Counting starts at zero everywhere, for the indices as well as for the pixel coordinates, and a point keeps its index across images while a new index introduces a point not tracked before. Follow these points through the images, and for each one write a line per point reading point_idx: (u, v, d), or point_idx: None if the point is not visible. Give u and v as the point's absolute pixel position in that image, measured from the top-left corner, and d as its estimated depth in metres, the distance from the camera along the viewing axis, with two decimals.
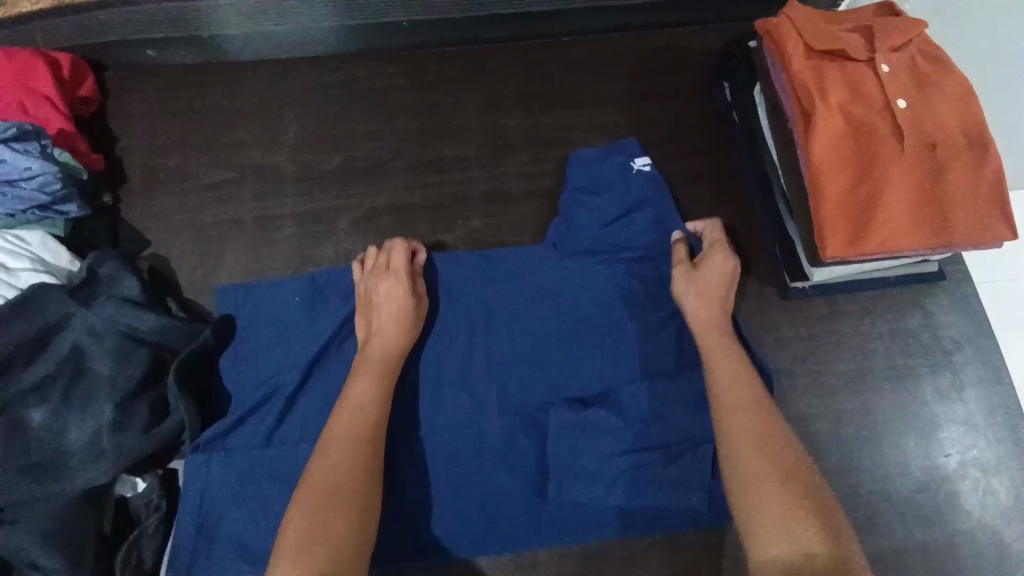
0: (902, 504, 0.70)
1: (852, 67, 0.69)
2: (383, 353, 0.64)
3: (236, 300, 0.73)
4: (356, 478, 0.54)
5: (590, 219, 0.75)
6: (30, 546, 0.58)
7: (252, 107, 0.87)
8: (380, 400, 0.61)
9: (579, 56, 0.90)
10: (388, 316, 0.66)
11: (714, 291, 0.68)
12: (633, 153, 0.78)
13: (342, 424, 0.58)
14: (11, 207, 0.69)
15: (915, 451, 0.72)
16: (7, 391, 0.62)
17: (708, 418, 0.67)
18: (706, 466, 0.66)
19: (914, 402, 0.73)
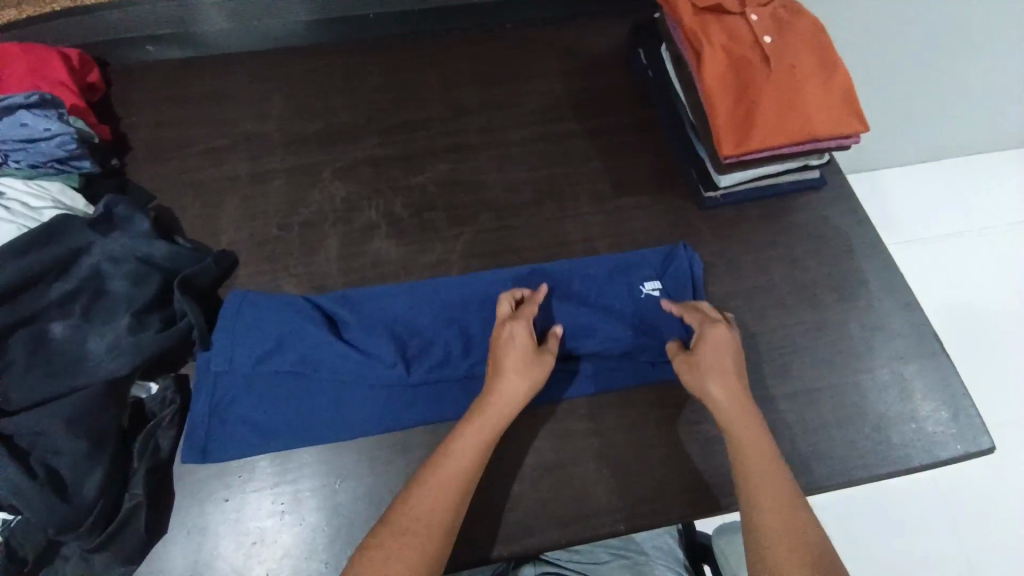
0: (836, 398, 0.80)
1: (729, 18, 0.88)
2: (500, 409, 0.67)
3: (255, 301, 0.78)
4: (437, 527, 0.60)
5: (586, 282, 0.83)
6: (56, 434, 0.66)
7: (239, 86, 0.98)
8: (475, 463, 0.64)
9: (522, 36, 1.05)
10: (512, 367, 0.69)
11: (714, 369, 0.71)
12: (645, 264, 0.85)
13: (438, 472, 0.63)
14: (34, 162, 0.80)
15: (841, 357, 0.82)
16: (34, 305, 0.72)
17: (646, 300, 0.82)
18: (645, 335, 0.80)
19: (831, 313, 0.85)
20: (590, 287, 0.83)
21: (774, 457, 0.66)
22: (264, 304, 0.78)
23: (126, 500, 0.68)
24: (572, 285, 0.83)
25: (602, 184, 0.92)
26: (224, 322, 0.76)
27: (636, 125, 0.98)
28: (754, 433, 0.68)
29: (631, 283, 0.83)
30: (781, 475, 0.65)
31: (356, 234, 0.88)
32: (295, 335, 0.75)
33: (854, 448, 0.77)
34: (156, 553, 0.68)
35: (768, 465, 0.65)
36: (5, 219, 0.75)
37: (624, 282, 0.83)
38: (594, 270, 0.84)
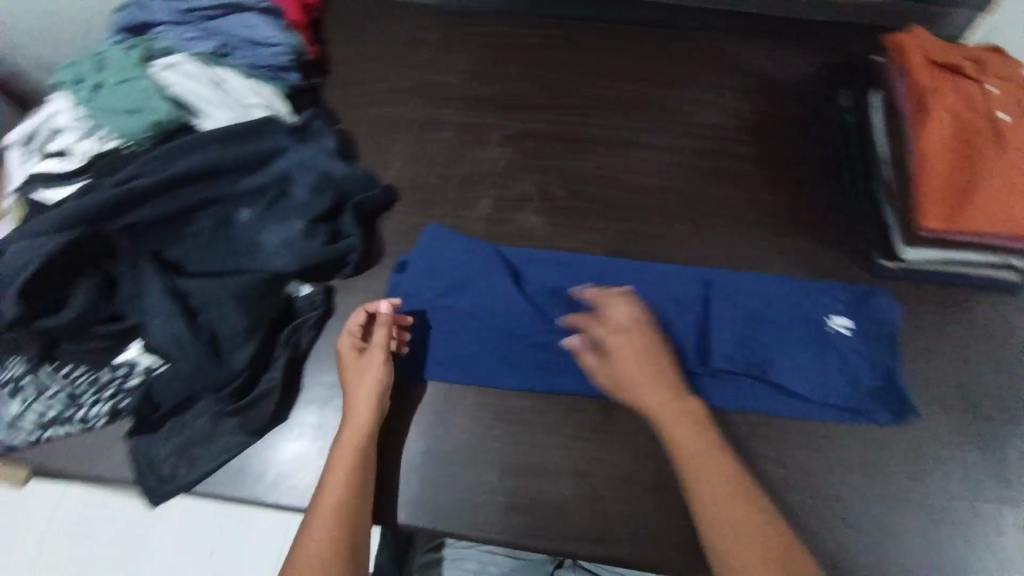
0: (971, 520, 0.72)
1: (964, 83, 0.79)
2: (354, 428, 0.70)
3: (449, 238, 0.85)
4: (334, 557, 0.62)
5: (772, 305, 0.80)
6: (224, 307, 0.73)
7: (432, 35, 1.02)
8: (354, 488, 0.67)
9: (719, 45, 0.99)
10: (365, 390, 0.72)
11: (635, 383, 0.70)
12: (838, 307, 0.80)
13: (320, 511, 0.65)
14: (254, 63, 0.87)
15: (988, 478, 0.74)
16: (227, 189, 0.79)
17: (834, 341, 0.78)
18: (818, 378, 0.76)
19: (990, 427, 0.76)
20: (779, 312, 0.79)
21: (707, 444, 0.66)
22: (454, 242, 0.84)
23: (261, 382, 0.75)
24: (761, 303, 0.80)
25: (768, 219, 0.87)
26: (421, 250, 0.84)
27: (821, 168, 0.90)
28: (692, 440, 0.66)
29: (820, 317, 0.79)
30: (713, 459, 0.65)
31: (508, 202, 0.89)
32: (482, 278, 0.81)
33: None
34: (275, 435, 0.75)
35: (720, 469, 0.64)
36: (223, 106, 0.81)
37: (813, 315, 0.79)
38: (785, 292, 0.81)
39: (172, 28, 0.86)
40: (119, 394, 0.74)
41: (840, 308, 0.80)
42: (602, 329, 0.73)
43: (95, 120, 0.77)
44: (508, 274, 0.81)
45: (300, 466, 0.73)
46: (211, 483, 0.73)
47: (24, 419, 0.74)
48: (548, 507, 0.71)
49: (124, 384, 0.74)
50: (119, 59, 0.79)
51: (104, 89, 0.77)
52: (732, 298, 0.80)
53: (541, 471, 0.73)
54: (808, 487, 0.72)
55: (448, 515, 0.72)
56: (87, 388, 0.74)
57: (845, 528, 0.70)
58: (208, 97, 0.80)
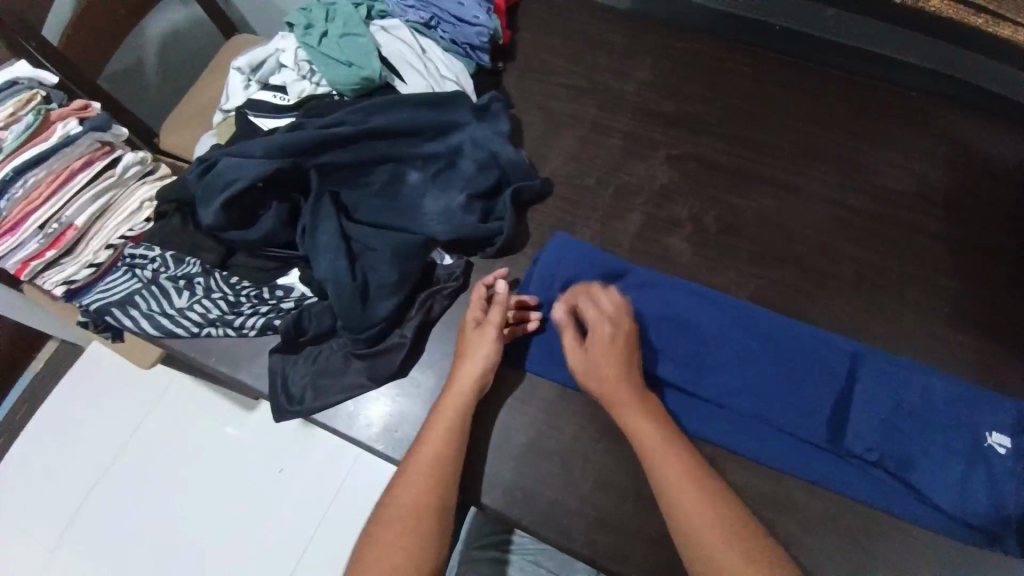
0: None
1: None
2: (456, 395, 0.72)
3: (577, 251, 0.84)
4: (421, 517, 0.63)
5: (917, 398, 0.72)
6: (380, 258, 0.78)
7: (618, 41, 1.02)
8: (450, 452, 0.68)
9: (925, 109, 0.91)
10: (478, 359, 0.73)
11: (603, 367, 0.69)
12: (1000, 422, 0.70)
13: (411, 468, 0.66)
14: (456, 39, 0.93)
15: None
16: (406, 150, 0.84)
17: (985, 459, 0.68)
18: (954, 491, 0.67)
19: None
20: (926, 410, 0.71)
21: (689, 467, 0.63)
22: (580, 256, 0.83)
23: (394, 334, 0.79)
24: (907, 394, 0.72)
25: (940, 307, 0.79)
26: (549, 256, 0.84)
27: (1017, 268, 0.81)
28: (655, 439, 0.65)
29: (974, 427, 0.70)
30: (699, 486, 0.61)
31: (659, 221, 0.88)
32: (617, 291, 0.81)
33: None
34: (391, 386, 0.78)
35: (684, 470, 0.62)
36: (422, 74, 0.88)
37: (960, 422, 0.71)
38: (936, 389, 0.73)
39: None
40: (273, 312, 0.81)
41: (1009, 425, 0.70)
42: (591, 309, 0.74)
43: (316, 64, 0.87)
44: (647, 299, 0.81)
45: (406, 421, 0.76)
46: (327, 415, 0.78)
47: (191, 314, 0.84)
48: (638, 537, 0.70)
49: (281, 304, 0.82)
50: (346, 13, 0.88)
51: (329, 38, 0.87)
52: (875, 379, 0.74)
53: (638, 499, 0.71)
54: None
55: (536, 511, 0.72)
56: (248, 300, 0.84)
57: None
58: (411, 63, 0.88)
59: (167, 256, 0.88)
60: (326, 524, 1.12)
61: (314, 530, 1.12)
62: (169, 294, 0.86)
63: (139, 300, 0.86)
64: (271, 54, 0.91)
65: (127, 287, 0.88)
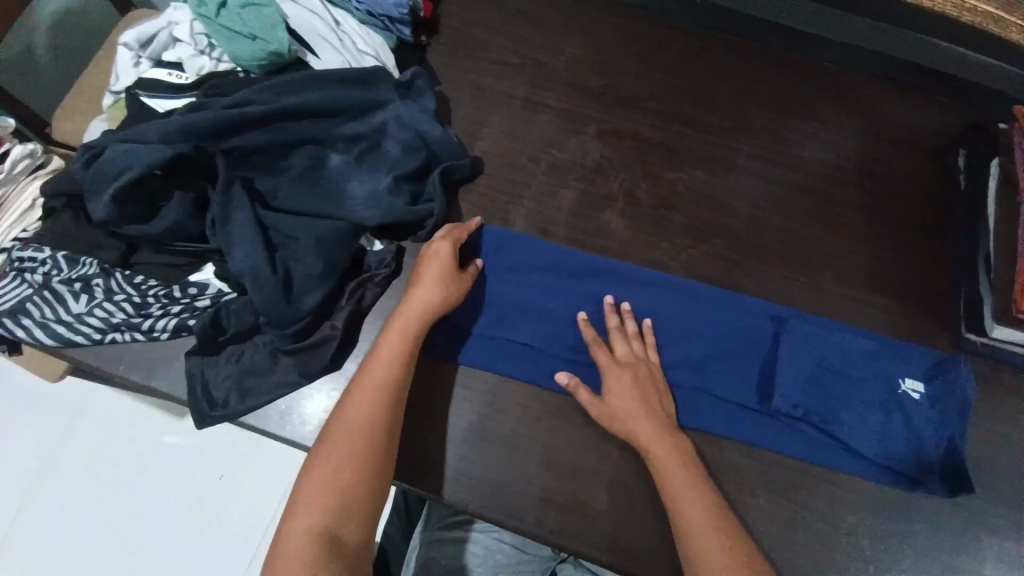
0: None
1: None
2: (404, 323, 0.70)
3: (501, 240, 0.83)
4: (370, 436, 0.62)
5: (839, 353, 0.77)
6: (303, 247, 0.73)
7: (545, 14, 1.00)
8: (399, 370, 0.67)
9: (836, 80, 0.96)
10: (428, 281, 0.73)
11: (625, 417, 0.70)
12: (911, 370, 0.76)
13: (359, 389, 0.66)
14: (373, 10, 0.88)
15: None
16: (326, 132, 0.79)
17: (895, 407, 0.74)
18: (870, 439, 0.73)
19: None
20: (847, 363, 0.76)
21: (703, 484, 0.66)
22: (507, 242, 0.83)
23: (323, 327, 0.74)
24: (828, 350, 0.77)
25: (853, 269, 0.84)
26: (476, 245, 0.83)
27: (920, 227, 0.87)
28: (678, 476, 0.66)
29: (889, 378, 0.76)
30: (712, 503, 0.65)
31: (593, 198, 0.88)
32: (547, 271, 0.82)
33: None
34: (325, 382, 0.75)
35: (707, 512, 0.63)
36: (337, 48, 0.82)
37: (878, 372, 0.76)
38: (857, 343, 0.78)
39: None
40: (186, 311, 0.76)
41: (920, 372, 0.76)
42: (608, 359, 0.73)
43: (216, 37, 0.80)
44: (584, 282, 0.81)
45: None
46: (257, 416, 0.73)
47: (91, 319, 0.76)
48: (584, 509, 0.71)
49: (194, 302, 0.76)
50: None
51: (228, 9, 0.79)
52: (801, 339, 0.77)
53: (583, 473, 0.72)
54: (846, 546, 0.71)
55: (485, 495, 0.72)
56: (158, 300, 0.77)
57: None
58: (324, 38, 0.82)
59: (59, 256, 0.78)
60: (273, 530, 1.07)
61: (261, 539, 1.06)
62: (64, 299, 0.77)
63: (31, 307, 0.76)
64: (163, 27, 0.82)
65: (15, 294, 0.78)
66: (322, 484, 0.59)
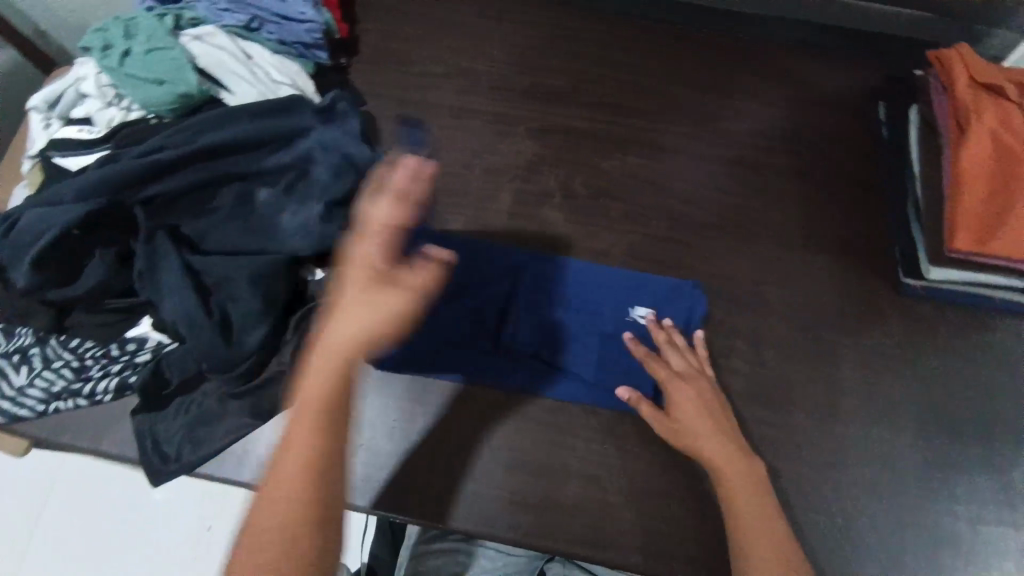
0: (977, 549, 0.71)
1: (1009, 102, 0.77)
2: (328, 352, 0.55)
3: (457, 241, 0.83)
4: (297, 509, 0.52)
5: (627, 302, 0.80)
6: (237, 285, 0.71)
7: (463, 20, 0.99)
8: (323, 417, 0.55)
9: (754, 50, 0.97)
10: (353, 291, 0.55)
11: (693, 431, 0.69)
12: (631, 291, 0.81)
13: (287, 448, 0.55)
14: (283, 38, 0.86)
15: (997, 512, 0.73)
16: (250, 166, 0.77)
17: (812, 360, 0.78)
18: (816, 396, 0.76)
19: (1002, 458, 0.75)
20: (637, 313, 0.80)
21: (763, 494, 0.66)
22: (460, 241, 0.83)
23: (271, 365, 0.72)
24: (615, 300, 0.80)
25: (791, 231, 0.85)
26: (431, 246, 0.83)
27: (851, 182, 0.88)
28: (753, 508, 0.64)
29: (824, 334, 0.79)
30: (771, 511, 0.64)
31: (531, 196, 0.88)
32: (505, 265, 0.82)
33: None
34: (282, 420, 0.74)
35: (775, 542, 0.62)
36: (249, 80, 0.81)
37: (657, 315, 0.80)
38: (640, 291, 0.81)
39: None
40: (125, 369, 0.74)
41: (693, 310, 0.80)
42: (666, 372, 0.72)
43: (123, 87, 0.78)
44: (537, 271, 0.82)
45: None
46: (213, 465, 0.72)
47: (33, 391, 0.74)
48: (558, 508, 0.70)
49: (133, 358, 0.75)
50: (147, 26, 0.80)
51: (132, 57, 0.78)
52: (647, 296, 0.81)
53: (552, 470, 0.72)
54: (818, 504, 0.72)
55: (456, 510, 0.71)
56: (96, 361, 0.75)
57: (851, 546, 0.70)
58: (233, 71, 0.81)
59: None
60: None
61: None
62: (4, 373, 0.74)
63: None
64: (70, 86, 0.81)
65: None
66: (266, 540, 0.51)
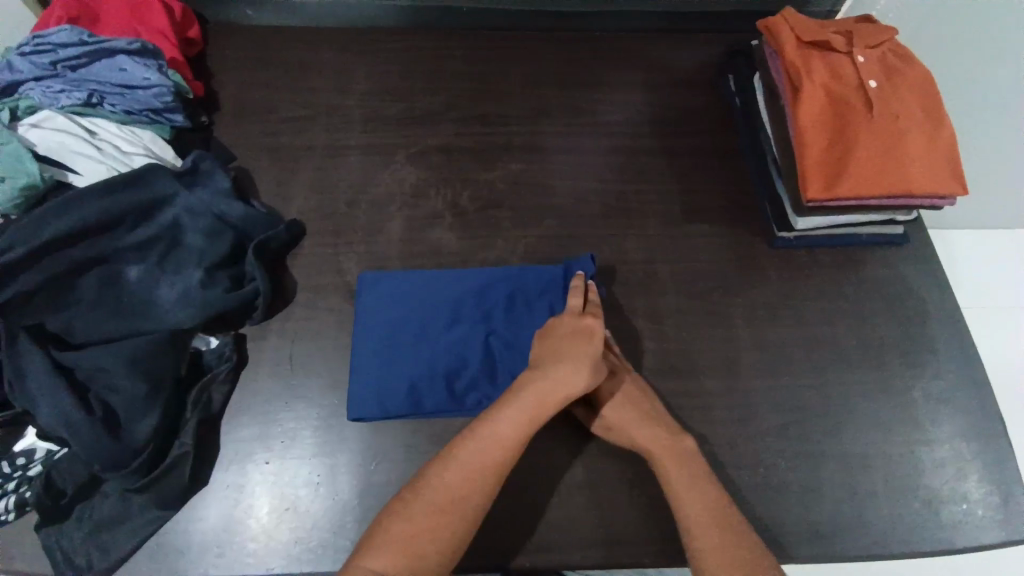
0: (886, 467, 0.77)
1: (833, 56, 0.84)
2: (542, 400, 0.65)
3: (383, 279, 0.82)
4: (463, 506, 0.60)
5: (512, 301, 0.81)
6: (119, 373, 0.68)
7: (323, 59, 0.99)
8: (520, 441, 0.63)
9: (609, 43, 1.02)
10: (577, 350, 0.70)
11: (626, 423, 0.71)
12: (515, 288, 0.82)
13: (465, 453, 0.62)
14: (130, 108, 0.83)
15: (898, 429, 0.79)
16: (113, 245, 0.75)
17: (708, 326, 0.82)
18: (717, 358, 0.81)
19: (893, 378, 0.82)
20: (523, 311, 0.81)
21: (706, 478, 0.65)
22: (392, 279, 0.82)
23: (174, 447, 0.70)
24: (500, 302, 0.81)
25: (672, 209, 0.90)
26: (365, 291, 0.82)
27: (716, 153, 0.94)
28: (681, 474, 0.65)
29: (717, 299, 0.84)
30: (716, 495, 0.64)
31: (421, 221, 0.88)
32: (432, 292, 0.82)
33: (896, 521, 0.74)
34: (193, 506, 0.70)
35: (705, 502, 0.62)
36: (97, 158, 0.78)
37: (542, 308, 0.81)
38: (522, 288, 0.82)
39: (38, 85, 0.81)
40: (21, 485, 0.68)
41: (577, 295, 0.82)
42: None
43: None
44: (446, 291, 0.82)
45: (226, 530, 0.69)
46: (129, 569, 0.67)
47: None
48: (493, 524, 0.70)
49: (25, 473, 0.69)
50: None
51: None
52: (530, 291, 0.82)
53: None
54: (738, 460, 0.75)
55: None
56: None
57: (775, 492, 0.74)
58: (80, 151, 0.78)
59: None
60: None
61: None
62: None
63: None
64: None
65: None
66: (420, 531, 0.58)
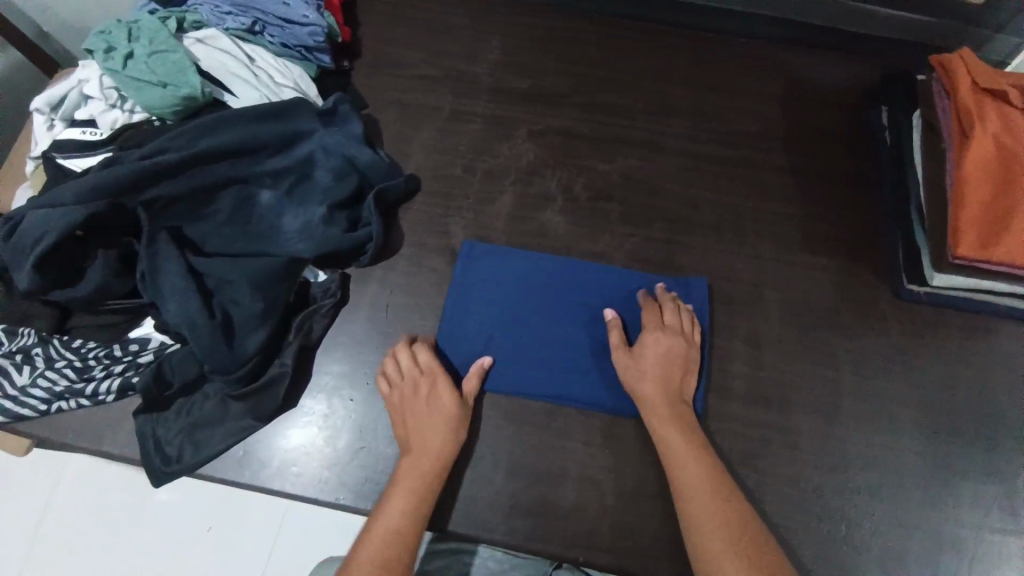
0: (978, 556, 0.71)
1: (1010, 108, 0.76)
2: (411, 477, 0.65)
3: (488, 251, 0.83)
4: None
5: (610, 300, 0.80)
6: (243, 287, 0.72)
7: (462, 24, 1.00)
8: (410, 523, 0.62)
9: (752, 52, 0.98)
10: (420, 415, 0.69)
11: (649, 386, 0.71)
12: (617, 287, 0.81)
13: (362, 558, 0.59)
14: (286, 42, 0.87)
15: (999, 519, 0.72)
16: (254, 168, 0.78)
17: (810, 366, 0.78)
18: (814, 402, 0.77)
19: (1005, 463, 0.75)
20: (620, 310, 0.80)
21: (715, 471, 0.65)
22: (496, 253, 0.83)
23: (273, 366, 0.73)
24: (599, 297, 0.81)
25: (792, 236, 0.85)
26: (468, 259, 0.83)
27: (851, 187, 0.88)
28: (702, 486, 0.64)
29: (824, 340, 0.80)
30: (724, 488, 0.64)
31: (530, 199, 0.88)
32: (534, 273, 0.82)
33: None
34: (281, 425, 0.73)
35: (717, 519, 0.61)
36: (252, 84, 0.82)
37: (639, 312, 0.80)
38: (623, 288, 0.81)
39: (206, 1, 0.86)
40: (129, 369, 0.74)
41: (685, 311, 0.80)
42: (654, 325, 0.75)
43: (125, 89, 0.78)
44: (545, 275, 0.82)
45: (304, 453, 0.72)
46: (214, 467, 0.71)
47: (36, 390, 0.74)
48: (557, 511, 0.70)
49: (137, 359, 0.74)
50: (153, 28, 0.80)
51: (135, 60, 0.78)
52: (634, 293, 0.81)
53: (551, 472, 0.72)
54: (819, 510, 0.72)
55: (454, 511, 0.70)
56: (99, 362, 0.75)
57: (852, 552, 0.70)
58: (237, 75, 0.82)
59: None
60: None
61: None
62: (8, 372, 0.74)
63: None
64: (73, 87, 0.81)
65: None
66: None
